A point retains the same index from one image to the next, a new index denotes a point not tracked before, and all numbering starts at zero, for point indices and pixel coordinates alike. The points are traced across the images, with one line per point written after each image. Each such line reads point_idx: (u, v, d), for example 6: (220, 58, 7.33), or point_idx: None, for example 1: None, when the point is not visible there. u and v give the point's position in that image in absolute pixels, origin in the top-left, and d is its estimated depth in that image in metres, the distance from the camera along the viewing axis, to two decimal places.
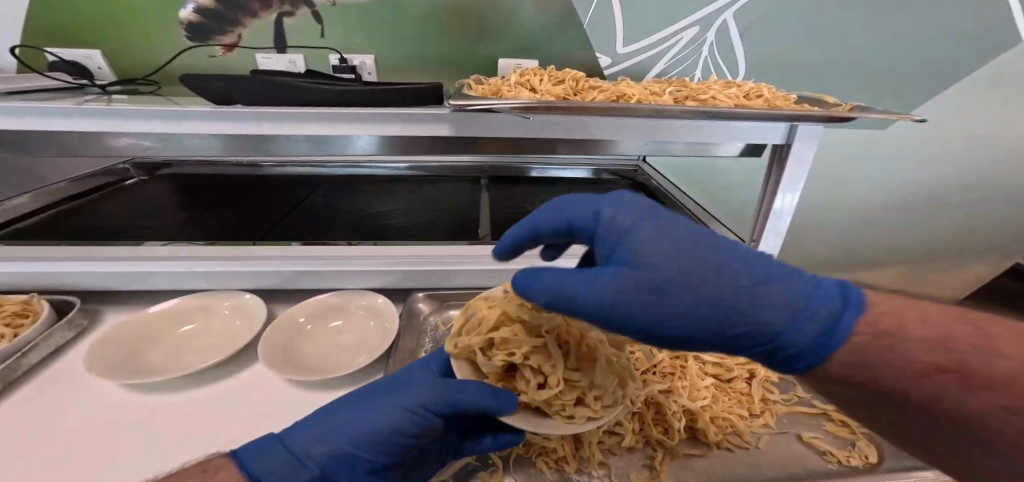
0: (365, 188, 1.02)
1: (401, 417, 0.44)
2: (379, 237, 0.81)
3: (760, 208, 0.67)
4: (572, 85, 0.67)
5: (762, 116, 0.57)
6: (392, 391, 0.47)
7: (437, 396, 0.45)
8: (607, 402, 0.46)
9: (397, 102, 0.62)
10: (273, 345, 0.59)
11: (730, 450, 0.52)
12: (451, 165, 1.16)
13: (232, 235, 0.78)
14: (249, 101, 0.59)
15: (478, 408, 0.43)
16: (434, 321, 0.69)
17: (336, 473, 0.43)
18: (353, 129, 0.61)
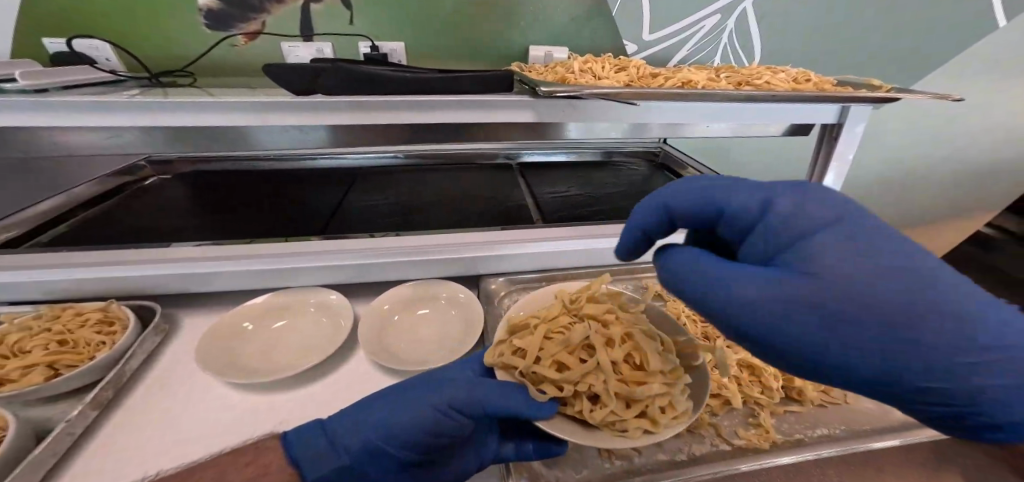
0: (400, 178, 1.01)
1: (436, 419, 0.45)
2: (437, 225, 0.82)
3: (808, 183, 0.73)
4: (633, 72, 0.70)
5: (823, 97, 0.61)
6: (423, 389, 0.47)
7: (472, 399, 0.45)
8: (664, 412, 0.45)
9: (475, 89, 0.61)
10: (368, 338, 0.60)
11: (824, 406, 0.55)
12: (481, 153, 1.16)
13: (267, 232, 0.76)
14: (331, 92, 0.57)
15: (512, 415, 0.44)
16: (508, 303, 0.71)
17: (366, 469, 0.45)
18: (433, 115, 0.60)
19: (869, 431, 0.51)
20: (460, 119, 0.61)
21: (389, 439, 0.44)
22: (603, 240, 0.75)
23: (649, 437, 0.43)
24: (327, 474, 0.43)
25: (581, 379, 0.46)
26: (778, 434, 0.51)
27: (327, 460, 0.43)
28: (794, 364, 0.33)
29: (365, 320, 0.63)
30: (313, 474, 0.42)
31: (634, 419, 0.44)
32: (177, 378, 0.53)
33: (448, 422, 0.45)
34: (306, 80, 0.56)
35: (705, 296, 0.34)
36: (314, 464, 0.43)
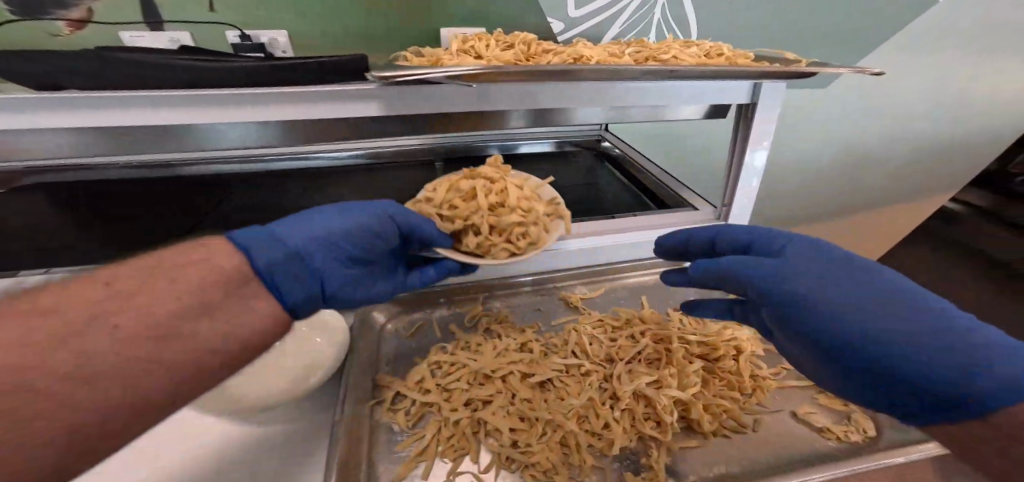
0: (301, 181, 0.91)
1: (376, 220, 0.50)
2: None
3: (729, 171, 0.64)
4: (523, 49, 0.59)
5: (727, 73, 0.52)
6: (348, 205, 0.50)
7: (403, 217, 0.52)
8: (529, 244, 0.57)
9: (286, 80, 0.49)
10: None
11: (728, 437, 0.48)
12: (403, 149, 1.05)
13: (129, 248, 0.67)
14: (87, 86, 0.45)
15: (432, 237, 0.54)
16: (392, 331, 0.63)
17: (312, 260, 0.42)
18: (259, 113, 0.48)
19: (772, 466, 0.45)
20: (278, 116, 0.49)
21: (330, 237, 0.45)
22: None
23: (512, 257, 0.55)
24: (276, 262, 0.38)
25: (471, 215, 0.57)
26: (669, 477, 0.45)
27: (273, 248, 0.38)
28: (816, 341, 0.40)
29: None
30: (258, 258, 0.36)
31: (504, 245, 0.56)
32: None
33: (382, 222, 0.50)
34: (49, 70, 0.45)
35: (742, 277, 0.44)
36: (262, 247, 0.37)
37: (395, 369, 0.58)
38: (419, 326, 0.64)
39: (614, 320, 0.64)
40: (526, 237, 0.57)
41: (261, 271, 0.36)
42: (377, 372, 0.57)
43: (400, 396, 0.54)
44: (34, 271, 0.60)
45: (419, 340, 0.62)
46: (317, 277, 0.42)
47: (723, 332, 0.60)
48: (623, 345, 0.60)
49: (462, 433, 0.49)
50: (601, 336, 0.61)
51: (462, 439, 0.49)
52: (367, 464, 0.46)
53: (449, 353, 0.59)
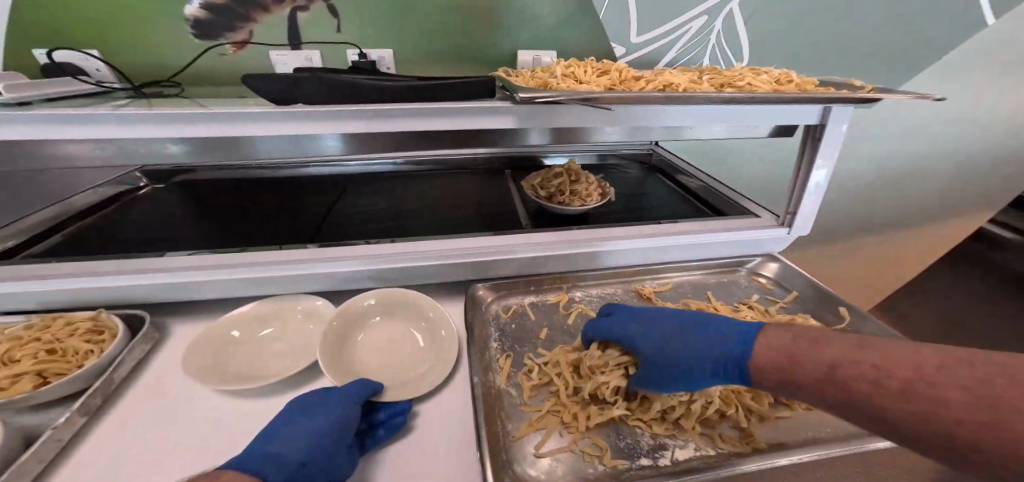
0: (394, 183, 1.03)
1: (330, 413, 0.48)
2: (406, 235, 0.82)
3: (796, 182, 0.73)
4: (616, 75, 0.70)
5: (807, 100, 0.62)
6: (293, 412, 0.50)
7: (348, 391, 0.52)
8: (591, 202, 0.92)
9: (450, 93, 0.62)
10: (330, 345, 0.59)
11: (809, 410, 0.55)
12: (461, 159, 1.15)
13: (269, 240, 0.78)
14: (311, 102, 0.58)
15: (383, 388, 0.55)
16: (495, 308, 0.73)
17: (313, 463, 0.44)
18: (416, 125, 0.61)
19: (851, 435, 0.52)
20: (445, 126, 0.62)
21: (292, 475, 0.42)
22: (593, 245, 0.75)
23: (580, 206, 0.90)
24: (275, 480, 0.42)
25: (558, 186, 0.94)
26: (762, 438, 0.52)
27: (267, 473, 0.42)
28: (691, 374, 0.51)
29: (337, 324, 0.61)
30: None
31: (576, 201, 0.91)
32: (169, 383, 0.54)
33: (347, 411, 0.49)
34: (281, 89, 0.57)
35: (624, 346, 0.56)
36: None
37: (509, 346, 0.66)
38: (515, 309, 0.73)
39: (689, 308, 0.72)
40: (588, 198, 0.92)
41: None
42: (490, 346, 0.65)
43: (511, 373, 0.62)
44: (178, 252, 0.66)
45: (517, 320, 0.71)
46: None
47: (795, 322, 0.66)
48: None
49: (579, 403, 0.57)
50: None
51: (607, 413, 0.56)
52: (499, 417, 0.55)
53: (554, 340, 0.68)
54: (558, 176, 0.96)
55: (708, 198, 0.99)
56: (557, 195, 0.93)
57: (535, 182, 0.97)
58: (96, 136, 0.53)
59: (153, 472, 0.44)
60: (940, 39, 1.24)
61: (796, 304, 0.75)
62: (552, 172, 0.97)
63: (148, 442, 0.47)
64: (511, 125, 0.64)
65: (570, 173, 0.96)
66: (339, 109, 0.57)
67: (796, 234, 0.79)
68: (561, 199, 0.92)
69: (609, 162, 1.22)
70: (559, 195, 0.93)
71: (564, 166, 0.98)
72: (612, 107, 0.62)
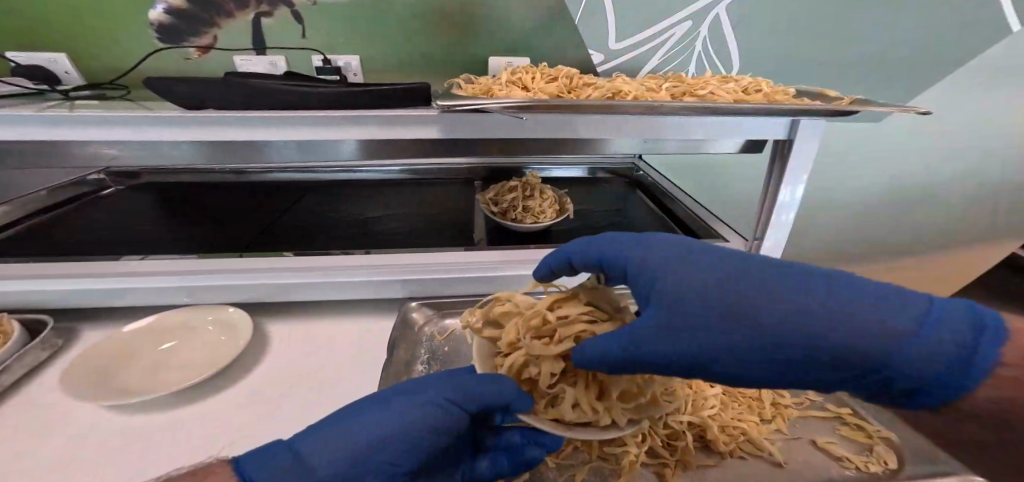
0: (384, 192, 1.00)
1: (423, 414, 0.42)
2: (385, 245, 0.79)
3: (764, 200, 0.62)
4: (565, 82, 0.66)
5: (769, 112, 0.53)
6: (406, 390, 0.45)
7: (470, 391, 0.44)
8: (547, 216, 0.87)
9: (381, 104, 0.59)
10: (89, 371, 0.51)
11: (744, 458, 0.50)
12: (442, 168, 1.12)
13: (226, 245, 0.78)
14: (223, 105, 0.55)
15: (513, 401, 0.43)
16: (429, 332, 0.65)
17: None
18: (336, 132, 0.57)
19: None
20: (368, 135, 0.58)
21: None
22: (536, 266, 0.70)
23: (535, 221, 0.85)
24: None
25: (513, 201, 0.89)
26: None
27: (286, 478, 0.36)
28: None
29: (100, 349, 0.54)
30: None
31: (530, 215, 0.86)
32: (54, 395, 0.52)
33: (443, 418, 0.43)
34: (195, 92, 0.54)
35: None
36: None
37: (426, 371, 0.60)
38: (452, 331, 0.66)
39: None
40: (542, 212, 0.87)
41: None
42: (411, 369, 0.60)
43: None
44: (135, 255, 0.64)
45: (452, 343, 0.64)
46: None
47: None
48: None
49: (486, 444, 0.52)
50: None
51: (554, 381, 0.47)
52: None
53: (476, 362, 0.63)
54: (513, 190, 0.92)
55: (686, 221, 0.92)
56: (510, 211, 0.88)
57: (492, 197, 0.92)
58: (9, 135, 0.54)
59: None
60: (975, 38, 1.11)
61: None
62: (507, 186, 0.93)
63: (9, 457, 0.45)
64: (438, 136, 0.59)
65: (527, 187, 0.91)
66: (254, 116, 0.54)
67: None
68: (515, 214, 0.87)
69: (599, 176, 1.16)
70: (513, 211, 0.88)
71: (523, 179, 0.93)
72: (521, 115, 0.55)
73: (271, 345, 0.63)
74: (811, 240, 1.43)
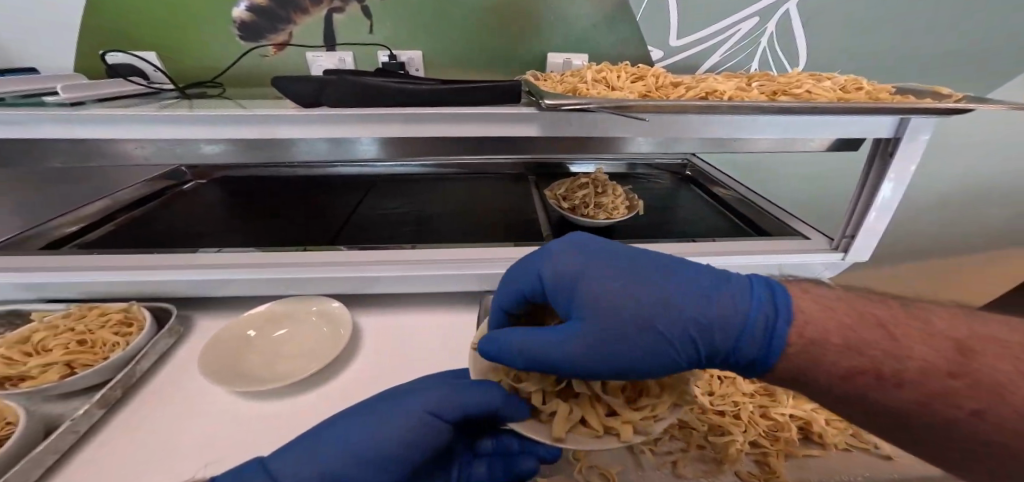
0: (436, 187, 1.02)
1: (416, 431, 0.42)
2: (428, 239, 0.81)
3: (858, 197, 0.64)
4: (653, 81, 0.66)
5: (880, 109, 0.52)
6: (395, 402, 0.45)
7: (453, 400, 0.43)
8: (618, 212, 0.88)
9: (470, 103, 0.59)
10: (217, 358, 0.55)
11: (852, 452, 0.52)
12: (484, 164, 1.12)
13: (280, 239, 0.79)
14: (337, 103, 0.57)
15: (498, 412, 0.42)
16: None
17: None
18: (436, 131, 0.58)
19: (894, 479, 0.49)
20: (467, 133, 0.59)
21: None
22: None
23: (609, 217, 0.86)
24: None
25: (581, 197, 0.90)
26: (789, 476, 0.50)
27: None
28: None
29: (221, 338, 0.57)
30: None
31: (601, 211, 0.87)
32: (187, 380, 0.55)
33: (426, 429, 0.43)
34: (310, 91, 0.57)
35: None
36: None
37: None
38: None
39: None
40: (612, 207, 0.88)
41: None
42: None
43: None
44: (211, 248, 0.68)
45: None
46: None
47: None
48: None
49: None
50: None
51: (549, 399, 0.44)
52: None
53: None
54: (583, 187, 0.93)
55: (753, 218, 0.91)
56: (580, 207, 0.89)
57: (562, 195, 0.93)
58: (118, 137, 0.53)
59: (153, 466, 0.45)
60: None
61: None
62: (569, 184, 0.94)
63: (156, 437, 0.48)
64: (535, 133, 0.59)
65: (596, 184, 0.92)
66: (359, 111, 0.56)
67: (852, 261, 0.69)
68: (584, 211, 0.88)
69: (640, 170, 1.16)
70: (583, 207, 0.88)
71: (586, 176, 0.94)
72: (643, 117, 0.56)
73: (365, 336, 0.66)
74: None
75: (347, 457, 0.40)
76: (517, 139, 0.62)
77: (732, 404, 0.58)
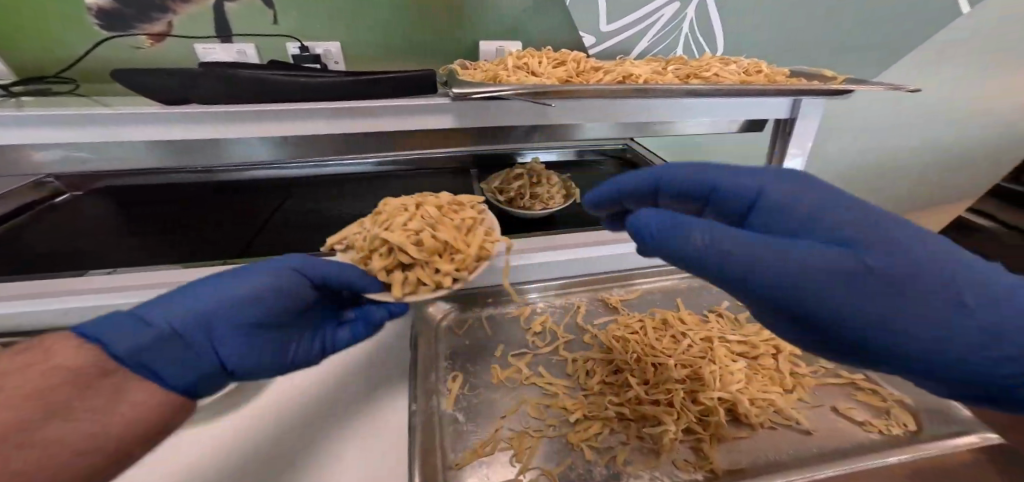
0: (375, 185, 0.97)
1: (280, 278, 0.48)
2: None
3: (767, 175, 0.66)
4: (573, 67, 0.64)
5: (777, 92, 0.54)
6: (247, 272, 0.47)
7: (319, 265, 0.50)
8: (554, 202, 0.87)
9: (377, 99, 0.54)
10: None
11: (774, 429, 0.54)
12: (430, 158, 1.08)
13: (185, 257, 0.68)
14: (215, 99, 0.51)
15: (353, 282, 0.50)
16: (446, 326, 0.71)
17: (195, 340, 0.41)
18: (337, 126, 0.52)
19: (813, 455, 0.51)
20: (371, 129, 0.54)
21: (152, 351, 0.38)
22: (555, 252, 0.77)
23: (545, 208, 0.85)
24: (141, 347, 0.37)
25: (517, 188, 0.88)
26: (720, 462, 0.52)
27: (131, 335, 0.37)
28: None
29: None
30: (115, 350, 0.36)
31: (535, 201, 0.86)
32: None
33: (291, 283, 0.48)
34: (175, 86, 0.50)
35: None
36: (111, 337, 0.37)
37: (465, 424, 0.58)
38: (468, 325, 0.72)
39: (653, 319, 0.71)
40: (548, 196, 0.87)
41: (123, 360, 0.36)
42: (444, 374, 0.64)
43: (459, 396, 0.61)
44: (99, 270, 0.61)
45: (470, 333, 0.71)
46: (201, 352, 0.41)
47: (760, 333, 0.66)
48: (666, 342, 0.67)
49: (532, 431, 0.57)
50: (626, 335, 0.69)
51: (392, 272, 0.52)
52: (440, 448, 0.54)
53: (509, 359, 0.67)
54: (518, 178, 0.91)
55: None
56: (517, 199, 0.87)
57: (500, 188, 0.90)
58: None
59: None
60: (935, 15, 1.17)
61: None
62: (506, 174, 0.92)
63: None
64: (451, 125, 0.56)
65: (532, 174, 0.90)
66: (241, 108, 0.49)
67: None
68: (522, 203, 0.86)
69: (587, 157, 1.16)
70: (519, 198, 0.87)
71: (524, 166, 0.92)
72: (548, 102, 0.54)
73: None
74: None
75: (215, 305, 0.43)
76: (434, 131, 0.59)
77: (665, 391, 0.60)
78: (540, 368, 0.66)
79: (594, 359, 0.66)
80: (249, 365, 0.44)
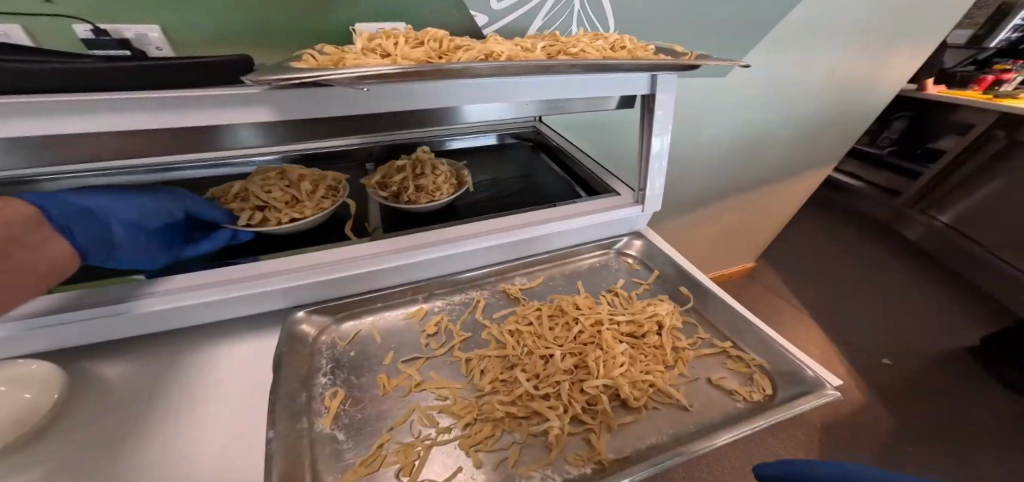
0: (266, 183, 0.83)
1: (165, 201, 0.60)
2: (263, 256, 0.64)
3: (641, 151, 0.66)
4: (434, 46, 0.59)
5: (633, 68, 0.52)
6: (147, 191, 0.59)
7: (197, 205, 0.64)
8: (443, 192, 0.81)
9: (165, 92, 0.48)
10: None
11: (656, 408, 0.56)
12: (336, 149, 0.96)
13: None
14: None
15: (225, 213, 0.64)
16: (327, 342, 0.64)
17: (95, 220, 0.52)
18: (121, 121, 0.42)
19: (691, 432, 0.52)
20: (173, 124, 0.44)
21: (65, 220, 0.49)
22: (431, 250, 0.68)
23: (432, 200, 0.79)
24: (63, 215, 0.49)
25: (399, 182, 0.82)
26: (608, 450, 0.51)
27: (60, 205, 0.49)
28: None
29: None
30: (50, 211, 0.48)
31: (420, 194, 0.80)
32: None
33: (172, 207, 0.60)
34: None
35: None
36: (48, 203, 0.49)
37: (344, 442, 0.52)
38: (353, 334, 0.66)
39: (550, 307, 0.70)
40: (434, 188, 0.81)
41: (55, 218, 0.48)
42: (318, 392, 0.57)
43: (341, 412, 0.55)
44: None
45: (355, 345, 0.64)
46: (97, 230, 0.51)
47: (647, 310, 0.68)
48: (559, 330, 0.66)
49: (422, 440, 0.52)
50: (524, 326, 0.67)
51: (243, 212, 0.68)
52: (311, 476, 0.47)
53: (399, 366, 0.61)
54: (402, 170, 0.85)
55: (586, 181, 0.92)
56: (402, 192, 0.80)
57: (382, 182, 0.84)
58: None
59: None
60: None
61: (658, 284, 0.77)
62: (390, 167, 0.85)
63: None
64: (274, 116, 0.48)
65: (417, 165, 0.85)
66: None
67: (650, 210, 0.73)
68: (406, 195, 0.80)
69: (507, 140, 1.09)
70: (403, 192, 0.80)
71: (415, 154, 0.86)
72: (362, 88, 0.47)
73: (110, 399, 0.53)
74: (687, 183, 1.60)
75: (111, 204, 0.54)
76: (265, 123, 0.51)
77: (555, 384, 0.58)
78: (432, 371, 0.62)
79: (490, 354, 0.63)
80: (135, 259, 0.55)
